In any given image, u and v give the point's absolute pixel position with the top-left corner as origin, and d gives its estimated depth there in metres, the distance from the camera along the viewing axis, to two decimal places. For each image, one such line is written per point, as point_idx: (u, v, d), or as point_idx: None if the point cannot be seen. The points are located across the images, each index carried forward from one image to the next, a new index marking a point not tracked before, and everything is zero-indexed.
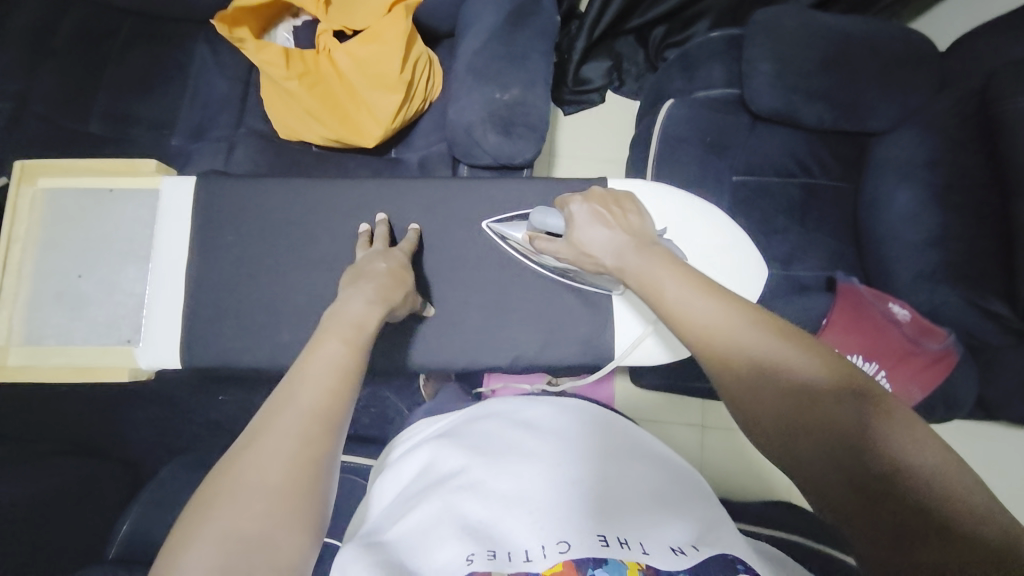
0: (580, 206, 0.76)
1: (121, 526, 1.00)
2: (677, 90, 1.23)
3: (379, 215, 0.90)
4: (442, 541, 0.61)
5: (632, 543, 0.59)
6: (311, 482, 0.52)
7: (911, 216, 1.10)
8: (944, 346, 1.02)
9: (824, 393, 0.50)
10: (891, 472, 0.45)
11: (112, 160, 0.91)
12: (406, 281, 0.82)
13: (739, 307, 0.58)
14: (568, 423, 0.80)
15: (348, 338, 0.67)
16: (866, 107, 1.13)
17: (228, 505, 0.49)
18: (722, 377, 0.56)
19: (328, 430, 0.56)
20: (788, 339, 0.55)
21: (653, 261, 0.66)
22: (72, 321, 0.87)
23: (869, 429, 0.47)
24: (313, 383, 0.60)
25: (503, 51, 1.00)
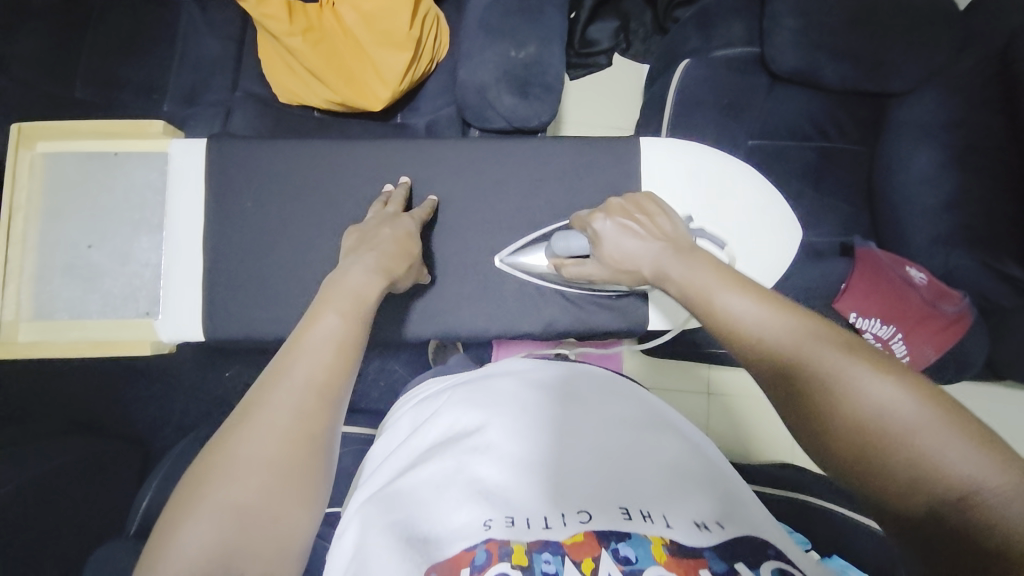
0: (604, 222, 0.73)
1: (141, 502, 0.99)
2: (693, 50, 1.16)
3: (403, 178, 0.87)
4: (450, 501, 0.52)
5: (656, 516, 0.50)
6: (307, 459, 0.50)
7: (929, 179, 1.07)
8: (959, 308, 1.01)
9: (899, 415, 0.43)
10: (967, 495, 0.40)
11: (115, 121, 0.85)
12: (413, 251, 0.78)
13: (800, 319, 0.53)
14: (590, 379, 0.70)
15: (344, 308, 0.63)
16: (891, 66, 1.08)
17: (222, 480, 0.47)
18: (780, 382, 0.51)
19: (326, 405, 0.54)
20: (859, 354, 0.48)
21: (694, 270, 0.62)
22: (86, 294, 0.83)
23: (932, 434, 0.42)
24: (308, 355, 0.56)
25: (519, 6, 0.95)
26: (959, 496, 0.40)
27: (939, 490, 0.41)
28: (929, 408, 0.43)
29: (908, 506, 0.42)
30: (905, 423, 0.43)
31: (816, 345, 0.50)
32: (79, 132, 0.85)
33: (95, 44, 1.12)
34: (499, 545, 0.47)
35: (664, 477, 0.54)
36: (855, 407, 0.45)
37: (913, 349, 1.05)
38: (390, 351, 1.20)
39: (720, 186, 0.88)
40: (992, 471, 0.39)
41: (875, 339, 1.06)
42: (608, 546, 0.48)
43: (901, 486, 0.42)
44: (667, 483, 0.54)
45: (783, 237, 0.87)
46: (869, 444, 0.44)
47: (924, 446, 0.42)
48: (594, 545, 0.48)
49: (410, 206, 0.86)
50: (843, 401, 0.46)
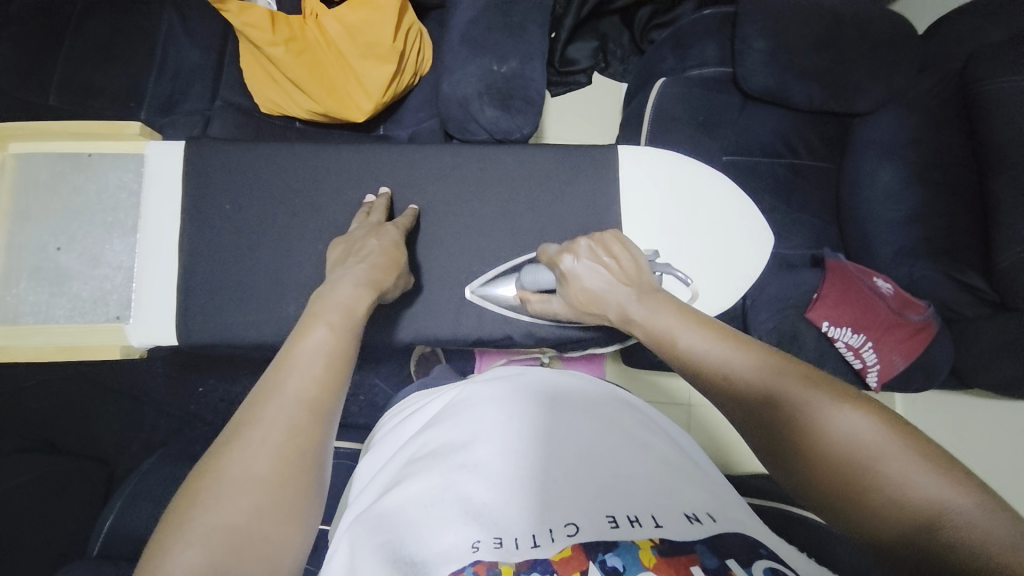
0: (573, 262, 0.72)
1: (105, 520, 0.95)
2: (670, 69, 1.20)
3: (382, 188, 0.86)
4: (436, 523, 0.50)
5: (646, 518, 0.50)
6: (301, 474, 0.49)
7: (891, 194, 1.11)
8: (924, 317, 1.05)
9: (862, 446, 0.44)
10: (936, 520, 0.39)
11: (91, 121, 0.83)
12: (400, 260, 0.78)
13: (763, 356, 0.55)
14: (571, 385, 0.70)
15: (335, 323, 0.62)
16: (853, 87, 1.14)
17: (208, 502, 0.45)
18: (753, 413, 0.52)
19: (317, 421, 0.52)
20: (823, 387, 0.49)
21: (659, 317, 0.64)
22: (53, 298, 0.80)
23: (901, 459, 0.42)
24: (297, 372, 0.55)
25: (500, 21, 0.97)
26: (931, 520, 0.39)
27: (912, 514, 0.40)
28: (886, 430, 0.44)
29: (885, 535, 0.41)
30: (868, 449, 0.44)
31: (787, 383, 0.51)
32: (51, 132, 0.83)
33: (69, 52, 1.11)
34: (487, 567, 0.46)
35: (654, 480, 0.54)
36: (823, 437, 0.46)
37: (882, 357, 1.07)
38: (368, 363, 1.18)
39: (696, 194, 0.91)
40: (956, 493, 0.40)
41: (846, 347, 1.07)
42: (595, 559, 0.47)
43: (878, 516, 0.42)
44: (659, 491, 0.53)
45: (758, 245, 0.90)
46: (849, 473, 0.44)
47: (888, 473, 0.42)
48: (582, 559, 0.47)
49: (393, 216, 0.86)
50: (811, 430, 0.47)
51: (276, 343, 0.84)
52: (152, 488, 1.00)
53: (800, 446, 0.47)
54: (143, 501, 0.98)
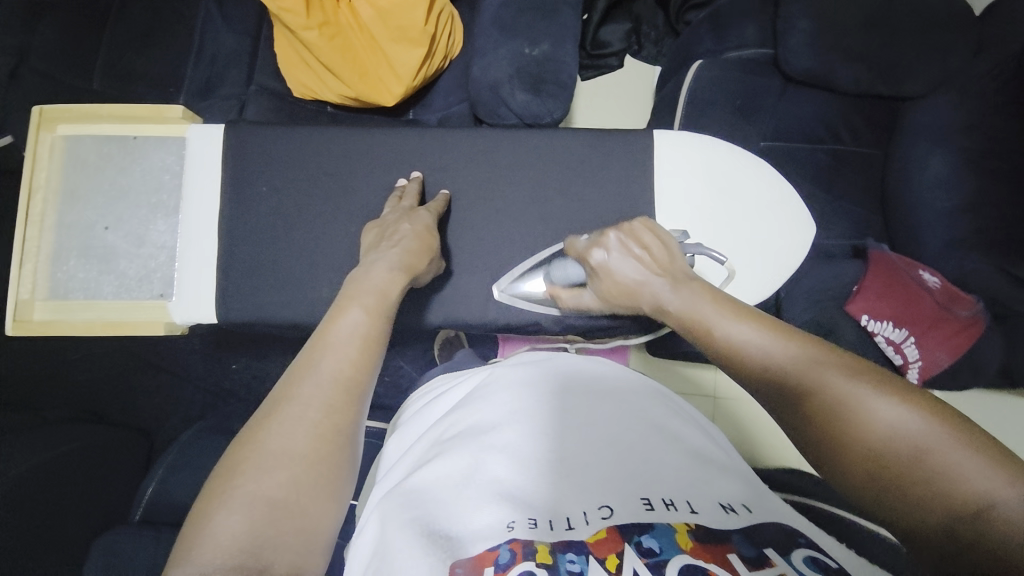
0: (604, 255, 0.70)
1: (148, 488, 1.01)
2: (706, 51, 1.16)
3: (413, 172, 0.87)
4: (471, 502, 0.51)
5: (680, 503, 0.50)
6: (337, 451, 0.50)
7: (941, 182, 1.05)
8: (972, 313, 1.00)
9: (905, 438, 0.43)
10: (981, 510, 0.38)
11: (135, 105, 0.86)
12: (432, 245, 0.78)
13: (800, 342, 0.53)
14: (600, 371, 0.70)
15: (369, 304, 0.63)
16: (904, 69, 1.08)
17: (251, 472, 0.46)
18: (786, 406, 0.51)
19: (352, 400, 0.53)
20: (861, 377, 0.48)
21: (696, 307, 0.61)
22: (101, 276, 0.84)
23: (944, 449, 0.41)
24: (333, 352, 0.56)
25: (533, 3, 0.96)
26: (974, 511, 0.39)
27: (955, 505, 0.39)
28: (932, 421, 0.43)
29: (928, 525, 0.41)
30: (909, 441, 0.43)
31: (823, 370, 0.50)
32: (98, 115, 0.86)
33: (113, 37, 1.14)
34: (523, 544, 0.46)
35: (687, 467, 0.54)
36: (860, 429, 0.45)
37: (926, 354, 1.04)
38: (395, 346, 1.20)
39: (731, 182, 0.88)
40: (1002, 484, 0.39)
41: (886, 342, 1.05)
42: (631, 540, 0.46)
43: (918, 507, 0.41)
44: (690, 479, 0.53)
45: (795, 235, 0.87)
46: (891, 464, 0.43)
47: (932, 465, 0.41)
48: (617, 540, 0.46)
49: (424, 201, 0.86)
50: (846, 423, 0.46)
51: (308, 323, 0.85)
52: (192, 460, 1.05)
53: (840, 436, 0.46)
54: (183, 472, 1.02)
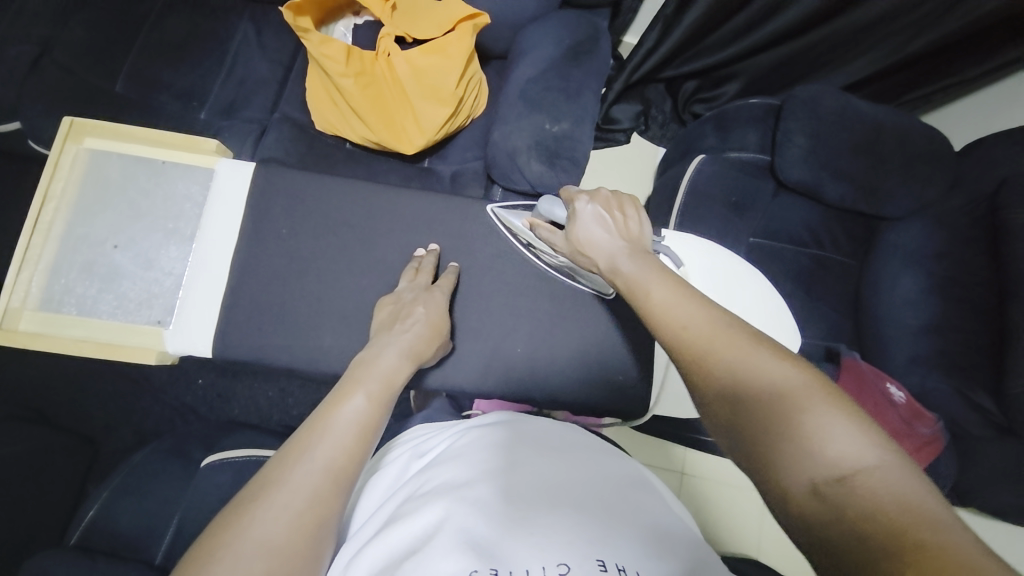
0: (585, 204, 0.70)
1: (87, 511, 0.95)
2: (710, 147, 1.27)
3: (432, 245, 0.89)
4: (431, 552, 0.50)
5: (631, 571, 0.47)
6: (313, 545, 0.49)
7: (910, 302, 1.12)
8: (933, 432, 1.04)
9: (788, 397, 0.45)
10: (850, 475, 0.39)
11: (171, 133, 0.87)
12: (442, 331, 0.79)
13: (710, 308, 0.54)
14: (571, 439, 0.70)
15: (373, 392, 0.63)
16: (885, 192, 1.16)
17: (227, 565, 0.45)
18: (693, 372, 0.51)
19: (339, 490, 0.53)
20: (764, 344, 0.50)
21: (647, 272, 0.60)
22: (101, 293, 0.83)
23: (818, 413, 0.43)
24: (329, 438, 0.56)
25: (560, 84, 1.01)
26: (842, 476, 0.40)
27: (825, 471, 0.40)
28: (813, 390, 0.45)
29: (793, 487, 0.42)
30: (795, 403, 0.44)
31: (723, 339, 0.50)
32: (130, 136, 0.87)
33: (146, 46, 1.15)
34: None
35: (641, 536, 0.52)
36: (740, 387, 0.48)
37: None
38: None
39: (728, 278, 0.92)
40: (870, 454, 0.40)
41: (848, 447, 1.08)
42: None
43: (790, 465, 0.42)
44: (648, 542, 0.51)
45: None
46: (771, 420, 0.45)
47: (810, 425, 0.43)
48: None
49: (437, 274, 0.88)
50: (731, 382, 0.48)
51: (293, 364, 0.83)
52: (145, 483, 1.00)
53: (747, 414, 0.46)
54: (132, 496, 0.98)
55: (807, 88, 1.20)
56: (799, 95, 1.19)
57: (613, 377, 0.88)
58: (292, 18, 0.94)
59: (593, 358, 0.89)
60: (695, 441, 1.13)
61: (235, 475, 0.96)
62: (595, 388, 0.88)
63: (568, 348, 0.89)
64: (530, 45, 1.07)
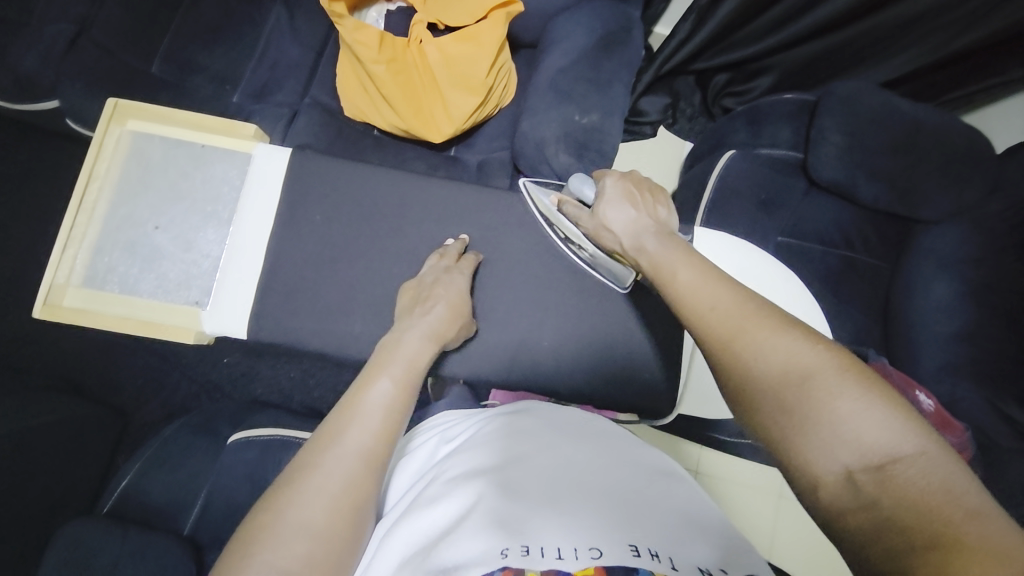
0: (615, 182, 0.74)
1: (122, 480, 0.99)
2: (740, 142, 1.25)
3: (461, 236, 0.89)
4: (464, 532, 0.50)
5: (664, 556, 0.47)
6: (352, 524, 0.52)
7: (943, 307, 1.09)
8: (960, 441, 1.00)
9: (820, 383, 0.46)
10: (886, 464, 0.42)
11: (212, 117, 0.90)
12: (464, 313, 0.80)
13: (740, 295, 0.55)
14: (596, 426, 0.71)
15: (397, 375, 0.64)
16: (921, 195, 1.12)
17: (271, 544, 0.48)
18: (724, 359, 0.52)
19: (371, 470, 0.55)
20: (792, 331, 0.51)
21: (671, 254, 0.63)
22: (143, 273, 0.85)
23: (850, 402, 0.45)
24: (358, 423, 0.58)
25: (590, 75, 1.00)
26: (878, 465, 0.42)
27: (861, 458, 0.43)
28: (844, 377, 0.46)
29: (827, 474, 0.44)
30: (829, 390, 0.46)
31: (752, 325, 0.52)
32: (173, 119, 0.90)
33: (182, 29, 1.17)
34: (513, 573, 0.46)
35: (671, 523, 0.52)
36: (770, 372, 0.49)
37: None
38: None
39: (757, 281, 0.91)
40: (905, 443, 0.42)
41: None
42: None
43: (823, 454, 0.44)
44: (679, 528, 0.52)
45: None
46: (802, 408, 0.46)
47: (843, 413, 0.44)
48: None
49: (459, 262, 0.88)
50: (760, 368, 0.49)
51: (320, 347, 0.85)
52: (175, 456, 1.04)
53: (778, 402, 0.48)
54: (162, 468, 1.02)
55: (845, 84, 1.16)
56: (837, 91, 1.15)
57: (638, 373, 0.88)
58: (326, 4, 0.94)
59: (618, 353, 0.89)
60: (712, 439, 1.13)
61: (260, 452, 0.99)
62: (620, 384, 0.88)
63: (594, 343, 0.89)
64: (562, 35, 1.06)
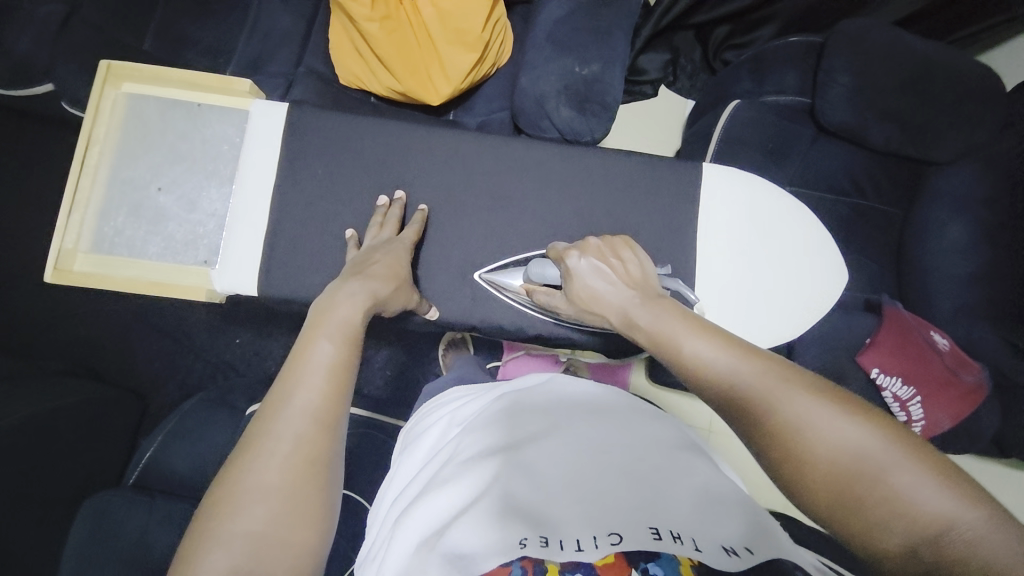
0: (578, 260, 0.73)
1: (145, 452, 1.04)
2: (745, 91, 1.21)
3: (397, 193, 0.87)
4: (474, 519, 0.50)
5: (686, 538, 0.48)
6: (309, 481, 0.53)
7: (957, 250, 1.06)
8: (977, 379, 1.02)
9: (868, 457, 0.46)
10: (944, 533, 0.43)
11: (204, 75, 0.87)
12: (404, 276, 0.79)
13: (766, 363, 0.54)
14: (602, 397, 0.72)
15: (335, 334, 0.65)
16: (934, 133, 1.09)
17: (233, 513, 0.49)
18: (758, 431, 0.52)
19: (325, 430, 0.56)
20: (824, 397, 0.50)
21: (662, 320, 0.64)
22: (149, 235, 0.85)
23: (902, 473, 0.45)
24: (303, 386, 0.58)
25: (588, 24, 0.97)
26: (935, 535, 0.43)
27: (919, 531, 0.43)
28: (894, 447, 0.46)
29: (891, 548, 0.44)
30: (877, 464, 0.46)
31: (784, 392, 0.51)
32: (165, 79, 0.87)
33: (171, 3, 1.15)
34: (534, 562, 0.47)
35: (695, 503, 0.53)
36: (811, 449, 0.48)
37: (929, 415, 1.06)
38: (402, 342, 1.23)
39: (773, 220, 0.89)
40: (960, 510, 0.43)
41: (894, 398, 1.06)
42: (638, 567, 0.46)
43: (882, 530, 0.45)
44: (703, 506, 0.53)
45: (819, 307, 0.87)
46: (850, 484, 0.46)
47: (894, 486, 0.45)
48: (624, 566, 0.47)
49: (404, 224, 0.88)
50: (799, 442, 0.49)
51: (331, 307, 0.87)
52: (194, 429, 1.06)
53: (834, 486, 0.47)
54: (183, 440, 1.04)
55: (854, 23, 1.13)
56: (844, 29, 1.12)
57: None
58: None
59: None
60: None
61: None
62: None
63: None
64: None
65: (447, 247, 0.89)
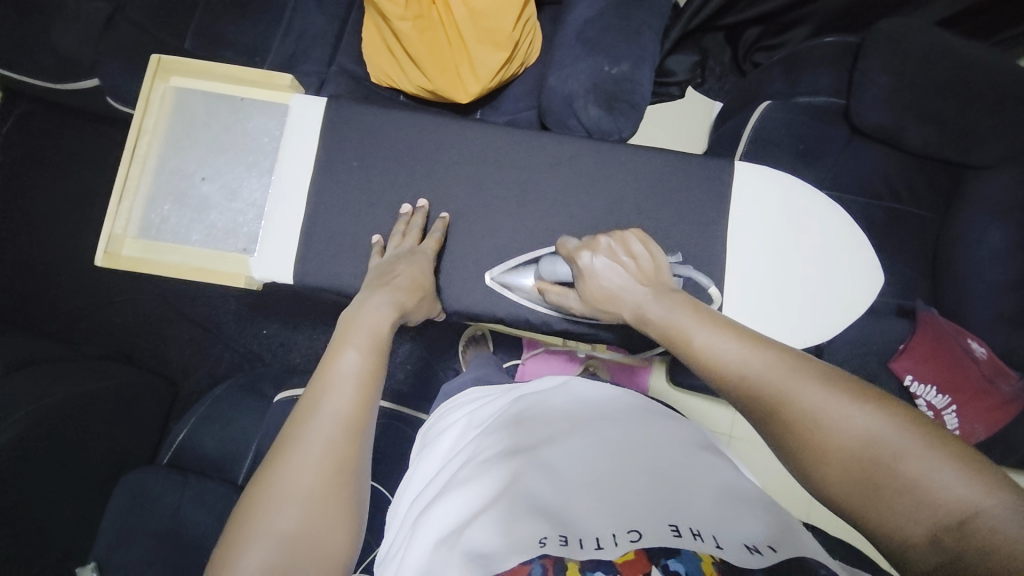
0: (591, 257, 0.73)
1: (178, 434, 1.07)
2: (777, 92, 1.19)
3: (420, 202, 0.89)
4: (495, 517, 0.51)
5: (706, 535, 0.48)
6: (337, 480, 0.54)
7: (996, 256, 1.03)
8: (1015, 389, 1.02)
9: (885, 445, 0.45)
10: (967, 518, 0.41)
11: (247, 69, 0.90)
12: (427, 289, 0.83)
13: (777, 354, 0.54)
14: (617, 398, 0.72)
15: (362, 343, 0.67)
16: (974, 136, 1.06)
17: (265, 513, 0.51)
18: (773, 425, 0.52)
19: (356, 439, 0.57)
20: (839, 389, 0.50)
21: (674, 313, 0.64)
22: (192, 223, 0.89)
23: (919, 460, 0.44)
24: (332, 391, 0.60)
25: (618, 24, 0.98)
26: (959, 522, 0.41)
27: (941, 518, 0.42)
28: (910, 435, 0.45)
29: (912, 537, 0.43)
30: (893, 450, 0.45)
31: (796, 383, 0.51)
32: (211, 73, 0.91)
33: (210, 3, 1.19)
34: (555, 561, 0.46)
35: (716, 501, 0.53)
36: (827, 438, 0.48)
37: (963, 424, 1.04)
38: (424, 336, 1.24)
39: (799, 217, 0.88)
40: (981, 495, 0.41)
41: (929, 406, 1.03)
42: (658, 563, 0.45)
43: (901, 519, 0.43)
44: (723, 505, 0.52)
45: (852, 306, 0.86)
46: (869, 475, 0.45)
47: (910, 472, 0.44)
48: (645, 562, 0.45)
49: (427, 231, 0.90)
50: (815, 435, 0.48)
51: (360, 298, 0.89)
52: (225, 414, 1.09)
53: (854, 482, 0.46)
54: (214, 424, 1.08)
55: (892, 22, 1.10)
56: (882, 29, 1.09)
57: None
58: None
59: None
60: None
61: None
62: None
63: None
64: None
65: (473, 242, 0.91)
